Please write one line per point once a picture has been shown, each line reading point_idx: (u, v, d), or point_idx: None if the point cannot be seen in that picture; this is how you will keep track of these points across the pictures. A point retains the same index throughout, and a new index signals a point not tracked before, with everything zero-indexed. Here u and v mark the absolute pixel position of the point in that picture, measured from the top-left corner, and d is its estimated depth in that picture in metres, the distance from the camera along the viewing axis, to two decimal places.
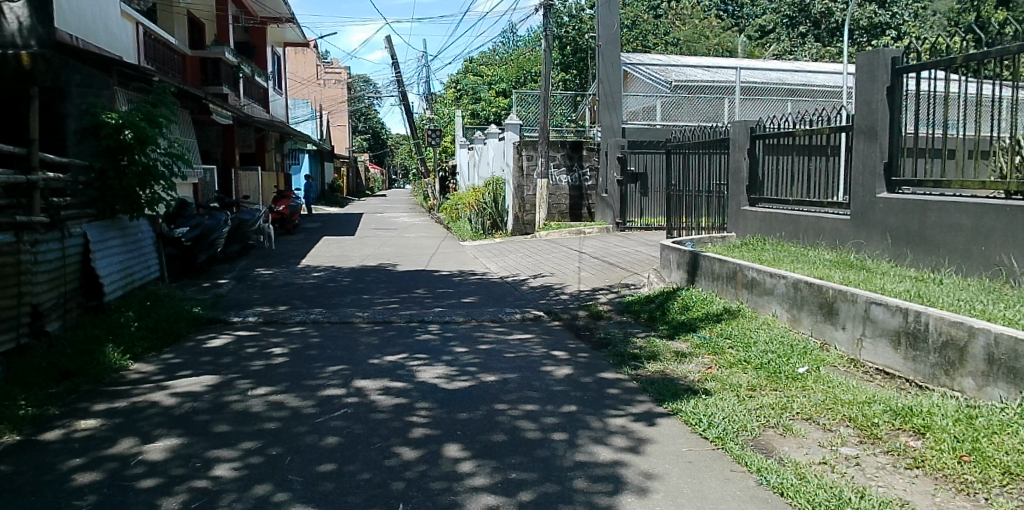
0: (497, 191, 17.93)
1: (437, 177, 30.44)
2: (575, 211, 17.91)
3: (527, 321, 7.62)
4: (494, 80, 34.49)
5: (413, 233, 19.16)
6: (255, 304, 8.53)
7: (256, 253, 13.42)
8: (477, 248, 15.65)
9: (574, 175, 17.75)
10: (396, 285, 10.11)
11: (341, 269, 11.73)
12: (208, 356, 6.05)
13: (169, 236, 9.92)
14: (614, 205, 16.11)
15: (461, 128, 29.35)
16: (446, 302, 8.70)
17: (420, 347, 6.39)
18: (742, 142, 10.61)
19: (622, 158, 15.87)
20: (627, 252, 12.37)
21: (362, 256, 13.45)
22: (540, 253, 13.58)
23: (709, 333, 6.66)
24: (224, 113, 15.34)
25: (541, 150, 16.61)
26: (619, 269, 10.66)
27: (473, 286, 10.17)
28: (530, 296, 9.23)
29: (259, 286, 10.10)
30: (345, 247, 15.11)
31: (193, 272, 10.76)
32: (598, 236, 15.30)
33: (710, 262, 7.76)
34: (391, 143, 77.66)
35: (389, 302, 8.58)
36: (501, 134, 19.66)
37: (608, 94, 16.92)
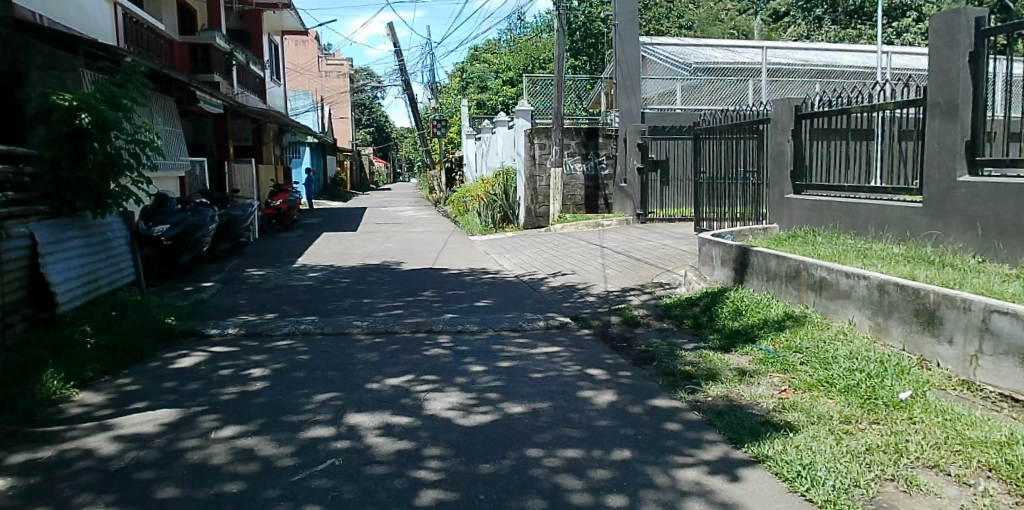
0: (507, 183, 17.03)
1: (443, 170, 29.38)
2: (592, 203, 16.81)
3: (552, 329, 6.55)
4: (501, 69, 33.37)
5: (420, 227, 18.11)
6: (240, 312, 7.49)
7: (250, 252, 12.41)
8: (488, 243, 14.58)
9: (589, 164, 16.60)
10: (400, 287, 9.04)
11: (340, 268, 10.66)
12: (173, 381, 5.01)
13: (146, 234, 8.91)
14: (633, 195, 15.02)
15: (467, 118, 28.26)
16: (457, 307, 7.63)
17: (429, 365, 5.34)
18: (785, 122, 9.50)
19: (643, 145, 14.76)
20: (654, 247, 11.26)
21: (364, 254, 12.39)
22: (558, 248, 12.49)
23: (773, 345, 5.58)
24: (213, 101, 14.31)
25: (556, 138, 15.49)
26: (648, 265, 9.57)
27: (487, 287, 9.09)
28: (552, 299, 8.16)
29: (248, 289, 9.06)
30: (347, 244, 14.06)
31: (176, 275, 9.75)
32: (618, 228, 14.24)
33: (764, 259, 6.68)
34: (396, 137, 76.60)
35: (392, 308, 7.50)
36: (511, 122, 18.50)
37: (626, 77, 15.77)
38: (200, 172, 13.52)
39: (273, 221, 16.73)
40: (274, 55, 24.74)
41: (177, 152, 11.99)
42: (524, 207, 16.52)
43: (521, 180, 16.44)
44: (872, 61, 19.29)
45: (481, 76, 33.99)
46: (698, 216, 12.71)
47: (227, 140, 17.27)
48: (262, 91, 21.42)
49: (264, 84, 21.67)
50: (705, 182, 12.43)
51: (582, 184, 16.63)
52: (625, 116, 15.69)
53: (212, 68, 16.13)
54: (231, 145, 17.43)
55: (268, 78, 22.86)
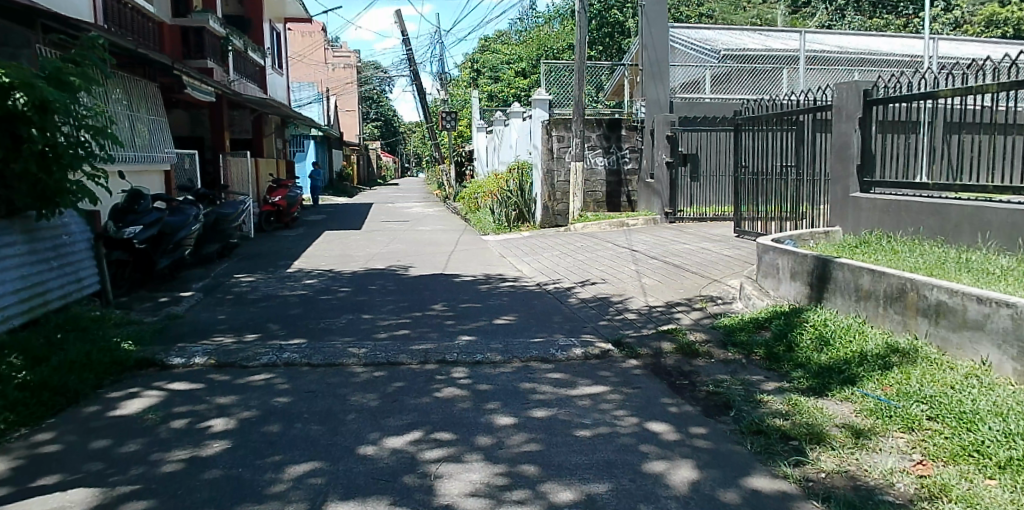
0: (522, 177, 15.59)
1: (453, 163, 28.14)
2: (613, 200, 15.53)
3: (592, 359, 5.31)
4: (514, 60, 32.05)
5: (428, 226, 16.89)
6: (215, 331, 6.28)
7: (241, 255, 11.22)
8: (503, 243, 13.38)
9: (611, 158, 15.31)
10: (407, 298, 7.83)
11: (339, 274, 9.46)
12: (106, 438, 3.80)
13: (116, 237, 7.67)
14: (661, 192, 13.72)
15: (477, 109, 26.97)
16: (474, 327, 6.40)
17: (442, 414, 4.12)
18: (852, 109, 8.26)
19: (672, 137, 13.48)
20: (692, 252, 9.98)
21: (367, 256, 11.18)
22: (582, 250, 11.23)
23: (883, 390, 4.33)
24: (204, 88, 13.09)
25: (576, 130, 14.31)
26: (691, 275, 8.30)
27: (507, 298, 7.85)
28: (586, 315, 6.91)
29: (232, 299, 7.86)
30: (349, 244, 12.86)
31: (154, 282, 8.57)
32: (645, 228, 12.96)
33: (852, 273, 5.49)
34: (404, 131, 75.39)
35: (396, 329, 6.28)
36: (526, 112, 17.20)
37: (652, 62, 14.39)
38: (189, 166, 12.37)
39: (272, 218, 15.65)
40: (276, 43, 23.56)
41: (157, 144, 10.79)
42: (542, 204, 15.13)
43: (538, 175, 15.16)
44: (915, 49, 17.87)
45: (492, 66, 32.66)
46: (738, 215, 11.40)
47: (223, 132, 16.06)
48: (262, 80, 20.21)
49: (263, 72, 20.44)
50: (747, 177, 11.13)
51: (604, 180, 15.36)
52: (652, 105, 14.38)
53: (205, 53, 14.90)
54: (227, 136, 16.23)
55: (269, 67, 21.68)
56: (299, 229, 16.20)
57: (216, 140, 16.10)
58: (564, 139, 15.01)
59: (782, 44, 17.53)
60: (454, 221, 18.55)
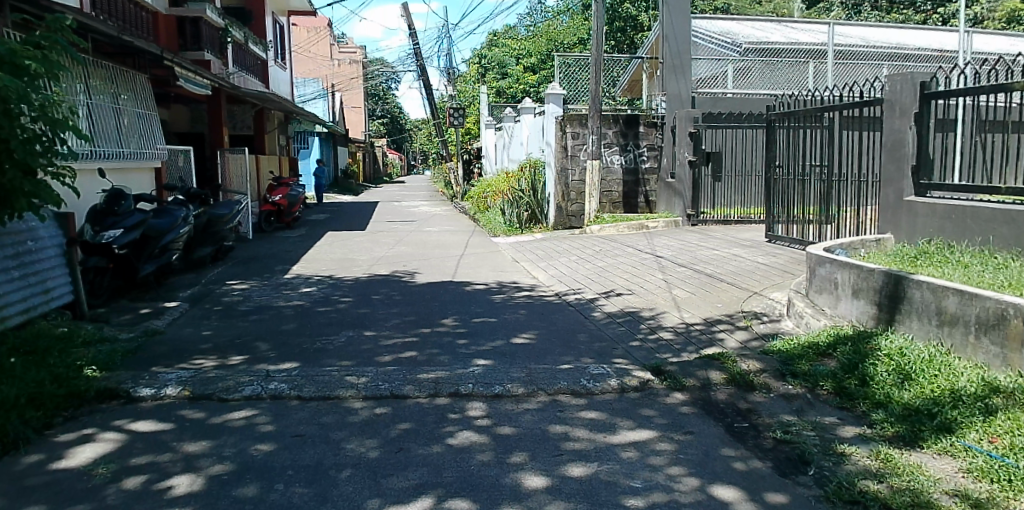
0: (535, 176, 14.72)
1: (461, 161, 27.38)
2: (631, 201, 14.71)
3: (631, 393, 4.53)
4: (522, 55, 31.17)
5: (436, 226, 16.14)
6: (196, 352, 5.52)
7: (236, 258, 10.49)
8: (515, 246, 12.61)
9: (628, 156, 14.50)
10: (413, 310, 7.06)
11: (340, 282, 8.70)
12: (38, 505, 3.04)
13: (93, 242, 6.92)
14: (683, 193, 12.89)
15: (485, 105, 26.14)
16: (489, 348, 5.63)
17: (457, 471, 3.35)
18: (907, 103, 7.45)
19: (695, 134, 12.60)
20: (723, 259, 9.15)
21: (370, 261, 10.41)
22: (601, 255, 10.44)
23: (993, 443, 3.53)
24: (199, 80, 12.35)
25: (592, 127, 13.49)
26: (728, 286, 7.50)
27: (524, 311, 7.08)
28: (616, 334, 6.13)
29: (220, 310, 7.11)
30: (352, 247, 12.11)
31: (135, 289, 7.83)
32: (667, 231, 12.16)
33: (935, 294, 4.70)
34: (410, 128, 74.62)
35: (401, 350, 5.51)
36: (539, 108, 16.40)
37: (674, 55, 13.51)
38: (183, 164, 11.66)
39: (273, 218, 14.92)
40: (279, 36, 22.82)
41: (147, 140, 10.05)
42: (555, 203, 14.48)
43: (551, 174, 14.38)
44: (947, 44, 16.97)
45: (500, 62, 31.79)
46: (769, 218, 10.55)
47: (221, 127, 15.34)
48: (263, 74, 19.49)
49: (266, 65, 19.73)
50: (779, 178, 10.27)
51: (621, 179, 14.54)
52: (673, 100, 13.53)
53: (203, 45, 14.18)
54: (226, 132, 15.52)
55: (272, 60, 20.93)
56: (301, 230, 15.47)
57: (214, 135, 15.37)
58: (579, 136, 14.32)
59: (808, 38, 16.65)
60: (461, 221, 17.76)
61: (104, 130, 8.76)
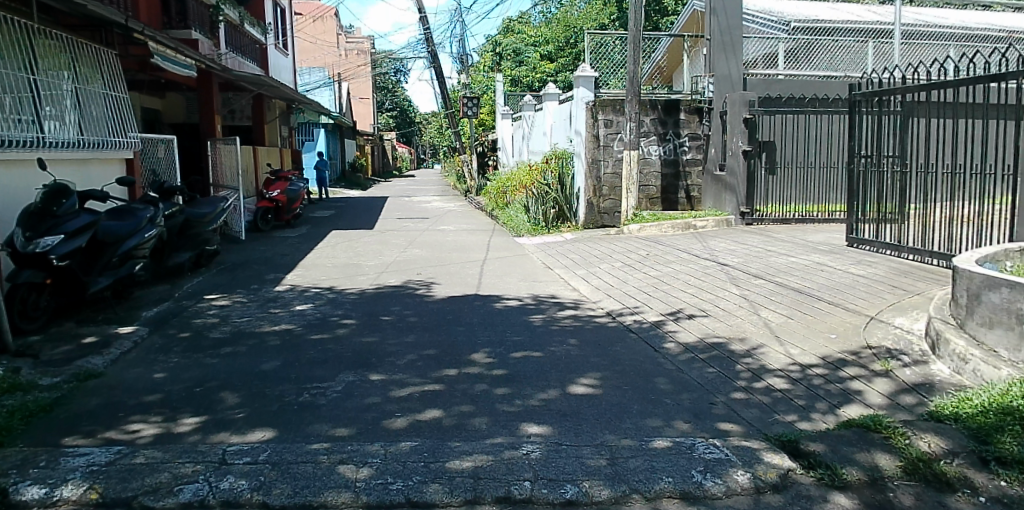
0: (562, 168, 13.20)
1: (475, 154, 25.79)
2: (670, 197, 13.02)
3: (777, 499, 2.95)
4: (539, 43, 29.43)
5: (451, 225, 14.59)
6: (137, 410, 3.98)
7: (222, 265, 8.98)
8: (544, 248, 11.02)
9: (667, 146, 12.79)
10: (432, 339, 5.49)
11: (341, 296, 7.15)
12: None
13: (24, 252, 5.41)
14: (735, 187, 11.23)
15: (501, 94, 24.42)
16: (542, 404, 4.07)
17: None
18: None
19: (750, 120, 11.04)
20: (806, 269, 7.52)
21: (378, 269, 8.87)
22: (650, 261, 8.83)
23: None
24: (184, 60, 10.84)
25: (630, 112, 11.84)
26: (831, 309, 5.91)
27: (575, 341, 5.50)
28: (709, 382, 4.54)
29: (188, 337, 5.59)
30: (358, 250, 10.58)
31: (82, 308, 6.31)
32: (719, 232, 10.54)
33: None
34: (420, 121, 73.02)
35: (421, 409, 3.96)
36: (565, 94, 14.78)
37: (721, 31, 11.83)
38: (164, 155, 10.21)
39: (271, 216, 13.39)
40: (282, 19, 21.35)
41: (111, 128, 8.55)
42: (585, 199, 12.89)
43: (581, 166, 12.76)
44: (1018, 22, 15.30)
45: (515, 49, 30.13)
46: (849, 219, 8.88)
47: (213, 114, 13.83)
48: (263, 59, 18.05)
49: (267, 50, 18.30)
50: (865, 170, 8.58)
51: (660, 172, 12.86)
52: (721, 82, 11.87)
53: (191, 23, 12.67)
54: (219, 120, 14.03)
55: (273, 45, 19.39)
56: (302, 229, 13.96)
57: (205, 123, 13.86)
58: (613, 124, 12.79)
59: (859, 16, 15.15)
60: (478, 219, 16.15)
61: (50, 116, 7.29)
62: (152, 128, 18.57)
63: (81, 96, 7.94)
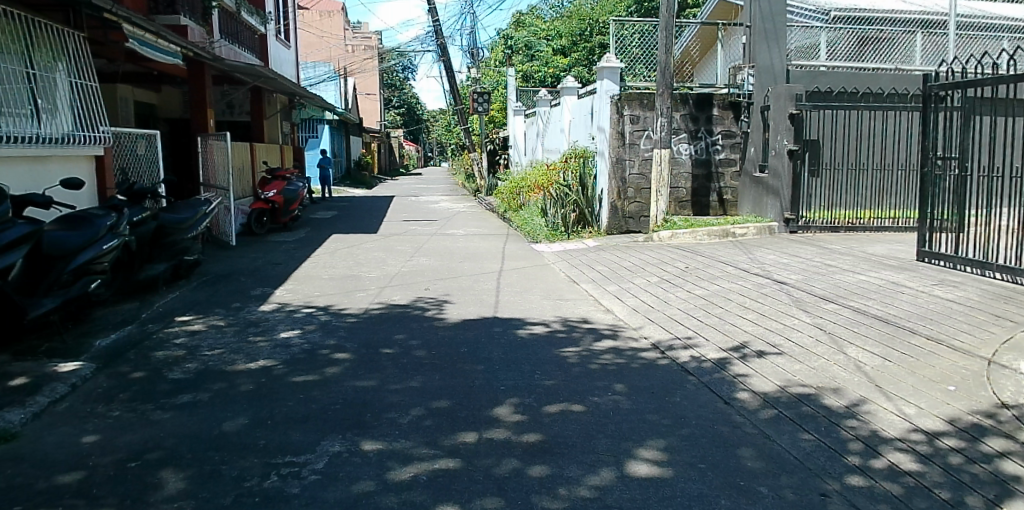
0: (583, 168, 12.06)
1: (485, 153, 24.62)
2: (701, 201, 11.82)
3: None
4: (552, 37, 28.11)
5: (462, 229, 13.47)
6: (40, 500, 2.90)
7: (204, 277, 7.90)
8: (566, 258, 9.89)
9: (699, 144, 11.60)
10: (444, 383, 4.39)
11: (336, 320, 6.06)
12: None
13: None
14: (779, 190, 10.09)
15: (513, 90, 23.14)
16: (594, 496, 2.96)
17: None
18: None
19: (797, 115, 9.85)
20: (882, 290, 6.38)
21: (379, 283, 7.78)
22: (691, 275, 7.71)
23: None
24: (167, 46, 9.76)
25: (660, 107, 10.66)
26: (937, 349, 4.79)
27: (622, 388, 4.40)
28: (810, 458, 3.42)
29: (142, 377, 4.52)
30: (359, 259, 9.47)
31: (15, 342, 5.13)
32: (764, 242, 9.39)
33: None
34: (428, 119, 71.96)
35: (428, 505, 2.85)
36: (586, 87, 13.60)
37: (765, 17, 10.75)
38: (144, 152, 9.18)
39: (268, 219, 12.33)
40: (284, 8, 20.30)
41: (76, 121, 7.49)
42: (608, 202, 11.73)
43: (604, 166, 11.62)
44: None
45: (527, 43, 28.96)
46: (923, 229, 7.73)
47: (205, 108, 12.79)
48: (261, 50, 17.02)
49: (266, 40, 17.28)
50: (944, 174, 7.43)
51: (690, 173, 11.68)
52: (764, 74, 10.76)
53: (179, 8, 11.63)
54: (212, 115, 13.00)
55: (273, 35, 18.27)
56: (300, 232, 12.89)
57: (196, 118, 12.83)
58: (640, 121, 11.65)
59: (906, 5, 13.85)
60: (490, 222, 15.02)
61: None
62: (145, 123, 17.68)
63: (38, 85, 6.90)
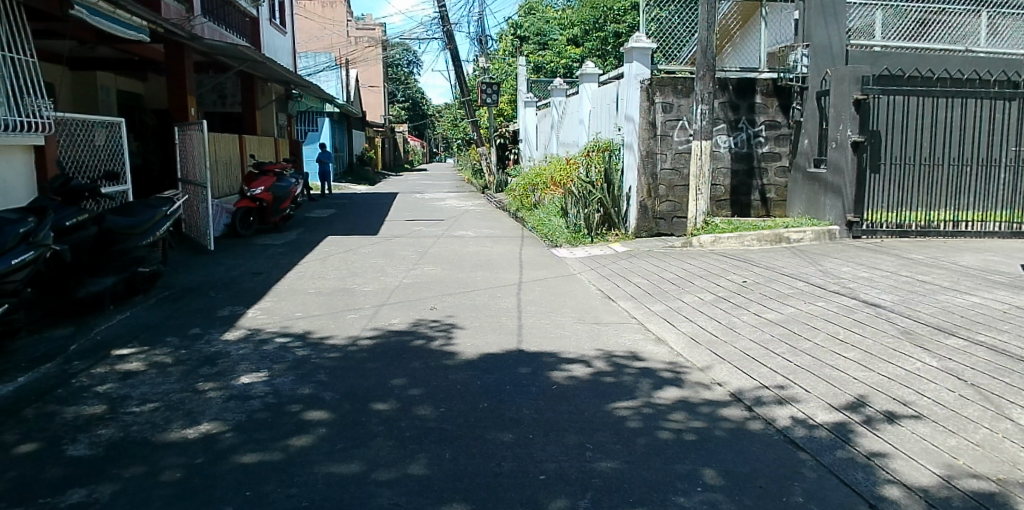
0: (608, 163, 10.72)
1: (493, 147, 23.16)
2: (742, 200, 10.39)
3: None
4: (564, 26, 26.10)
5: (472, 230, 12.12)
6: None
7: (166, 292, 6.58)
8: (594, 266, 8.52)
9: (740, 135, 10.18)
10: (456, 468, 3.05)
11: (316, 355, 4.71)
12: None
13: None
14: (840, 187, 8.72)
15: (523, 80, 21.62)
16: None
17: None
18: None
19: (864, 101, 8.46)
20: (1013, 319, 4.98)
21: (373, 301, 6.42)
22: (754, 291, 6.35)
23: None
24: (130, 19, 8.39)
25: (701, 92, 9.19)
26: None
27: (713, 476, 3.04)
28: None
29: (30, 455, 3.18)
30: (355, 268, 8.11)
31: None
32: (828, 250, 8.01)
33: None
34: (433, 114, 70.70)
35: None
36: (609, 73, 12.20)
37: None
38: (103, 142, 7.92)
39: (254, 219, 11.02)
40: None
41: (10, 100, 6.14)
42: (637, 201, 10.36)
43: (634, 160, 10.26)
44: None
45: (539, 30, 27.53)
46: None
47: (186, 96, 11.46)
48: (252, 35, 15.68)
49: (258, 24, 15.94)
50: None
51: (730, 168, 10.26)
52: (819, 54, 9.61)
53: None
54: (194, 103, 11.68)
55: (267, 18, 16.93)
56: (291, 233, 11.55)
57: (177, 107, 11.50)
58: (673, 109, 10.24)
59: None
60: (501, 222, 13.68)
61: None
62: (129, 114, 16.40)
63: None
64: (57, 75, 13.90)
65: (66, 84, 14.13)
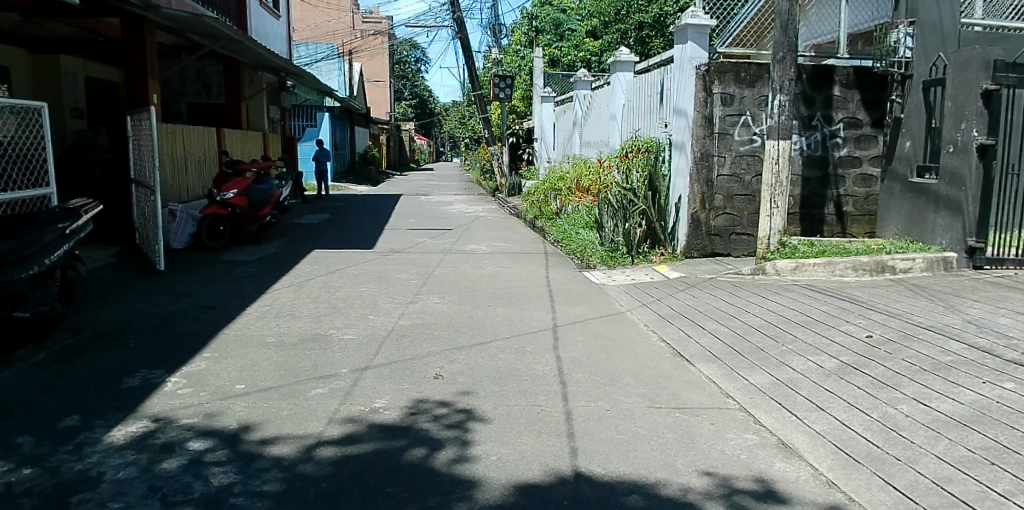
0: (652, 165, 8.84)
1: (504, 146, 21.30)
2: (815, 215, 8.46)
3: None
4: (583, 16, 24.17)
5: (484, 243, 10.28)
6: None
7: (66, 342, 4.71)
8: (643, 299, 6.65)
9: (814, 134, 8.27)
10: None
11: (243, 486, 2.84)
12: None
13: None
14: (959, 204, 6.84)
15: (539, 74, 19.74)
16: None
17: None
18: None
19: (995, 92, 6.55)
20: None
21: (353, 359, 4.55)
22: (894, 358, 4.46)
23: None
24: None
25: (778, 78, 7.27)
26: None
27: None
28: None
29: None
30: (336, 300, 6.25)
31: None
32: (955, 287, 6.12)
33: None
34: (440, 111, 68.98)
35: None
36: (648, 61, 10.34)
37: None
38: (13, 133, 6.00)
39: (224, 228, 9.19)
40: None
41: None
42: (687, 213, 8.47)
43: (686, 162, 8.39)
44: None
45: (555, 21, 25.68)
46: None
47: (147, 81, 9.61)
48: (239, 15, 13.89)
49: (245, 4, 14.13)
50: None
51: (802, 175, 8.32)
52: (927, 34, 7.62)
53: None
54: (158, 90, 9.86)
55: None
56: (269, 246, 9.70)
57: (136, 94, 9.65)
58: (734, 101, 8.32)
59: None
60: (517, 232, 11.85)
61: None
62: (102, 104, 14.61)
63: None
64: (15, 57, 12.10)
65: (23, 68, 12.35)
